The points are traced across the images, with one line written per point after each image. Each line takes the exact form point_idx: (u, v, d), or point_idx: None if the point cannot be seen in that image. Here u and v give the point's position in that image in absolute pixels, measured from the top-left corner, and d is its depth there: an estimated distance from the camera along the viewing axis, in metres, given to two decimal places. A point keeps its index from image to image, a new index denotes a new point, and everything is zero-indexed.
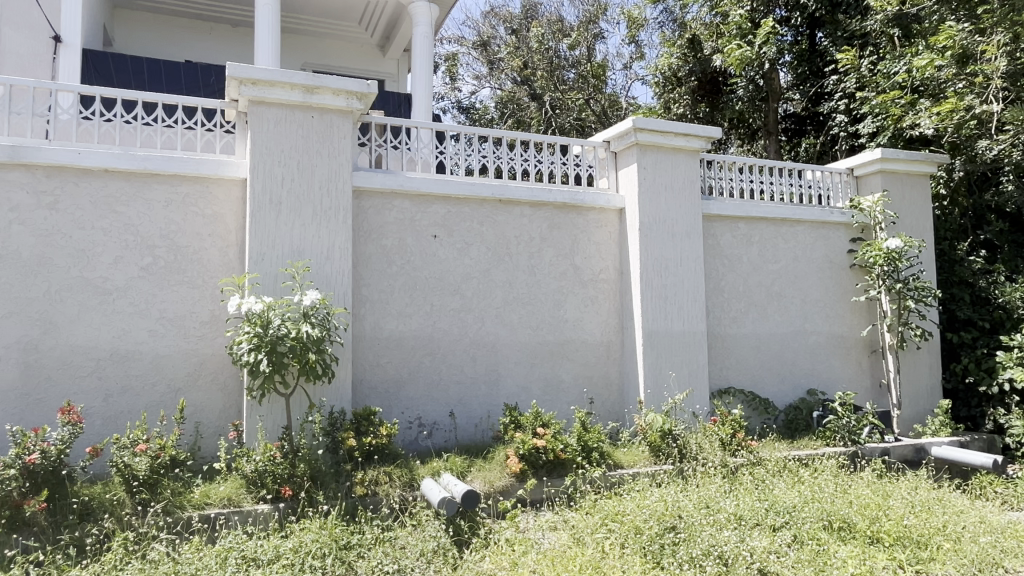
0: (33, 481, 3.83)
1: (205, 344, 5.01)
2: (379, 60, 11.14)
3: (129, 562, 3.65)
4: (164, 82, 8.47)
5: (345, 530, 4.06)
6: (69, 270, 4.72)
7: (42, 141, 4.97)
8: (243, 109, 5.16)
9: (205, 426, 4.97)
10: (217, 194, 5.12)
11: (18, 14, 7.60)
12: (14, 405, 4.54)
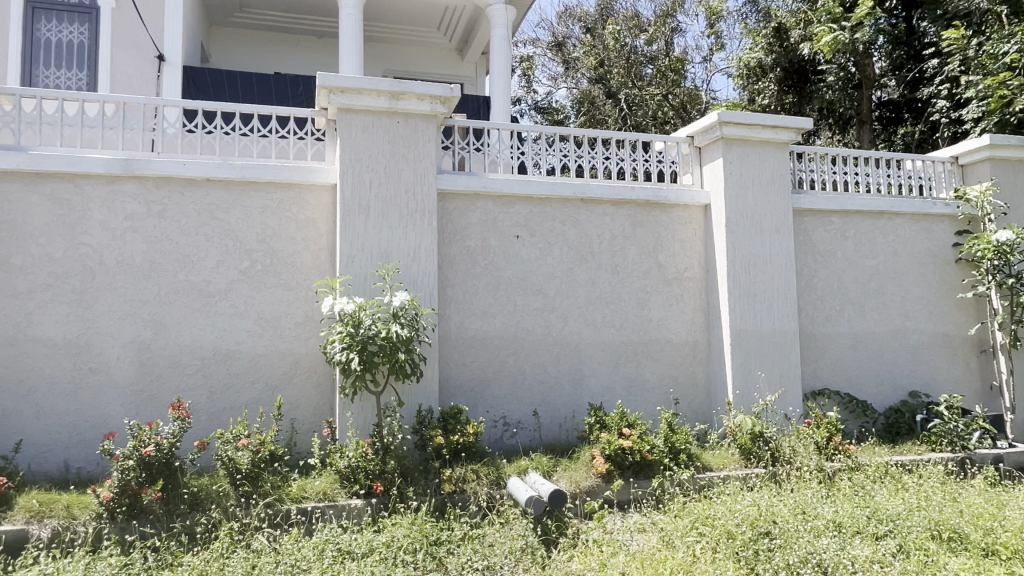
0: (149, 472, 4.07)
1: (300, 344, 5.22)
2: (458, 64, 11.30)
3: (235, 550, 3.87)
4: (256, 94, 8.92)
5: (435, 526, 4.14)
6: (177, 274, 5.02)
7: (151, 154, 5.31)
8: (333, 118, 5.35)
9: (301, 422, 5.18)
10: (310, 199, 5.32)
11: (127, 37, 8.16)
12: (130, 400, 4.88)
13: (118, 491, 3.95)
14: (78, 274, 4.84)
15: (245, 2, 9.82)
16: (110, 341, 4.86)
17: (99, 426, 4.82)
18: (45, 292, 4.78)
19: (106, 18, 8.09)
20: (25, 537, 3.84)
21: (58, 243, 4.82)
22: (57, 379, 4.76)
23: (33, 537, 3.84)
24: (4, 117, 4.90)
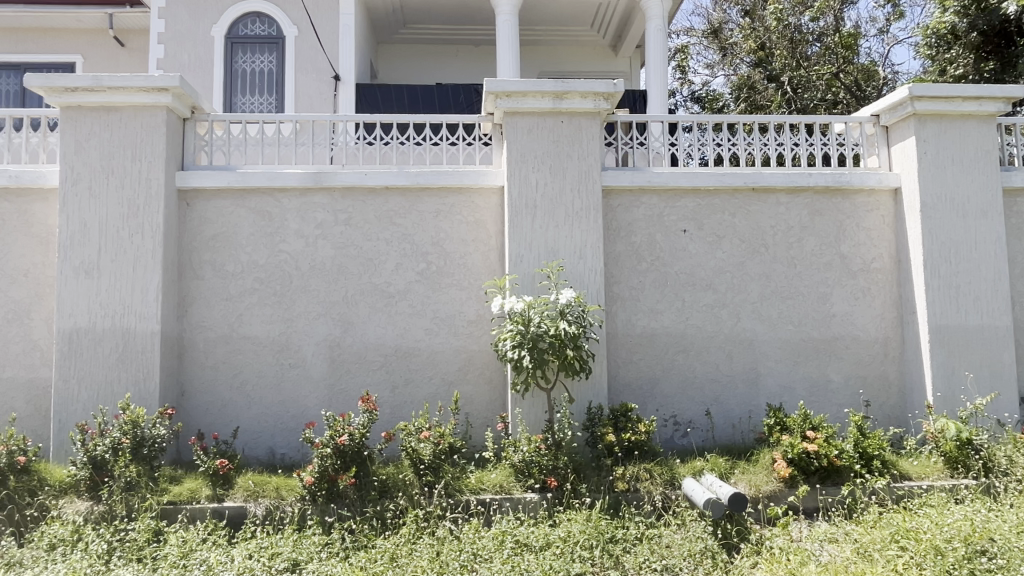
0: (343, 459, 4.39)
1: (473, 341, 5.42)
2: (612, 60, 11.20)
3: (421, 536, 4.10)
4: (421, 106, 9.22)
5: (610, 524, 4.12)
6: (362, 277, 5.40)
7: (337, 166, 5.75)
8: (499, 121, 5.50)
9: (475, 417, 5.38)
10: (479, 202, 5.51)
11: (309, 61, 8.92)
12: (325, 393, 5.32)
13: (318, 475, 4.32)
14: (279, 279, 5.36)
15: (408, 18, 10.37)
16: (306, 339, 5.33)
17: (300, 416, 5.30)
18: (252, 295, 5.34)
19: (290, 47, 8.93)
20: (245, 513, 4.33)
21: (262, 250, 5.36)
22: (264, 374, 5.30)
23: (251, 513, 4.32)
24: (215, 141, 5.51)
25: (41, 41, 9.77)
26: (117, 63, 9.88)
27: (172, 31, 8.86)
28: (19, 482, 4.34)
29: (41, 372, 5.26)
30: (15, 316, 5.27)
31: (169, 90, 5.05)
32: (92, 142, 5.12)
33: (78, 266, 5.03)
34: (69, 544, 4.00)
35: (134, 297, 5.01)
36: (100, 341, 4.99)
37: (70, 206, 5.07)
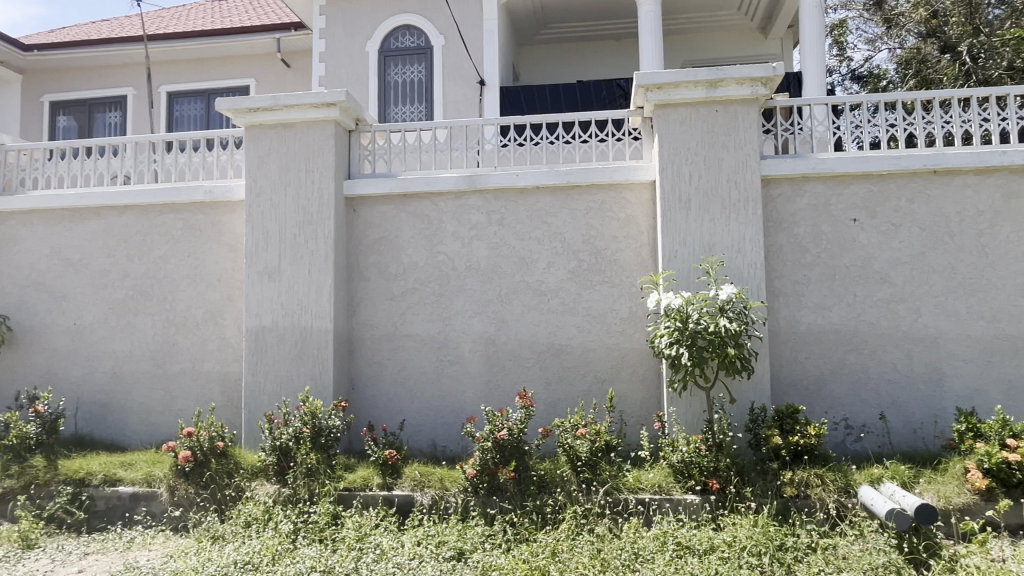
0: (503, 453, 4.50)
1: (626, 339, 5.36)
2: (762, 43, 10.65)
3: (580, 533, 4.12)
4: (563, 104, 9.27)
5: (779, 531, 3.92)
6: (515, 276, 5.51)
7: (489, 168, 5.90)
8: (650, 115, 5.40)
9: (630, 415, 5.33)
10: (630, 197, 5.44)
11: (456, 68, 9.24)
12: (482, 389, 5.49)
13: (479, 469, 4.46)
14: (437, 279, 5.59)
15: (549, 18, 10.44)
16: (464, 337, 5.53)
17: (458, 410, 5.50)
18: (413, 295, 5.61)
19: (438, 56, 9.30)
20: (412, 502, 4.56)
21: (421, 252, 5.62)
22: (425, 370, 5.56)
23: (418, 502, 4.54)
24: (377, 150, 5.85)
25: (222, 69, 10.83)
26: (285, 83, 10.75)
27: (332, 50, 9.48)
28: (219, 464, 4.84)
29: (232, 367, 5.84)
30: (210, 316, 5.90)
31: (336, 104, 5.42)
32: (272, 156, 5.61)
33: (262, 271, 5.53)
34: (262, 523, 4.42)
35: (310, 298, 5.43)
36: (281, 338, 5.45)
37: (255, 216, 5.59)
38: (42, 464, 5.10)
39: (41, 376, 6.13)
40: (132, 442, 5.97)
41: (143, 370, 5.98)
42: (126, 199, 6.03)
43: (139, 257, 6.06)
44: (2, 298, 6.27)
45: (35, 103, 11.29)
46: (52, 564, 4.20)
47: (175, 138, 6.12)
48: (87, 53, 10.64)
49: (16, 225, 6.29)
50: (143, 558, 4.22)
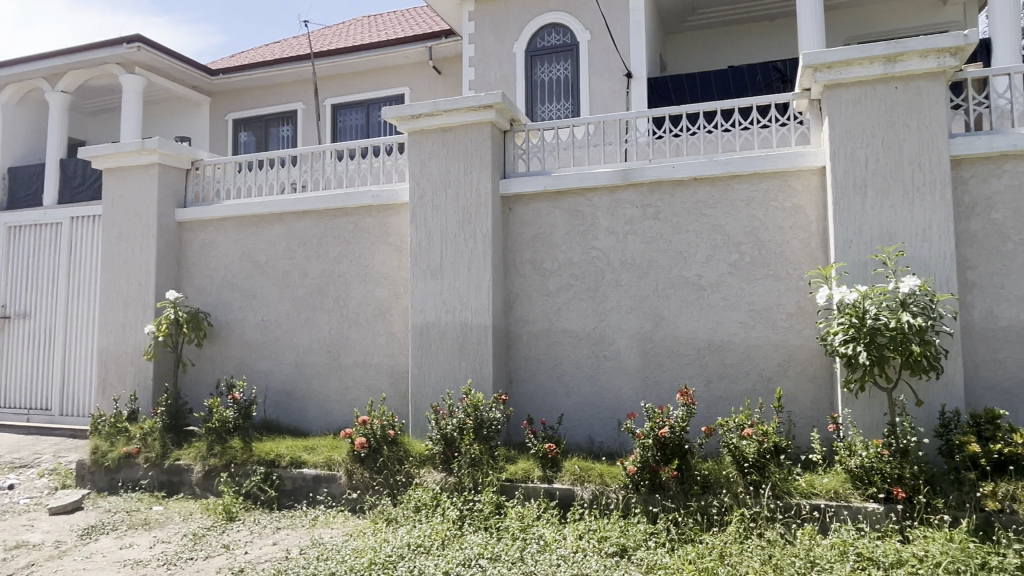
0: (664, 452, 4.41)
1: (793, 336, 5.08)
2: (941, 10, 9.64)
3: (749, 538, 3.97)
4: (715, 92, 8.93)
5: (981, 548, 3.55)
6: (672, 270, 5.39)
7: (644, 162, 5.79)
8: (818, 97, 5.07)
9: (799, 416, 5.05)
10: (797, 185, 5.14)
11: (603, 62, 9.17)
12: (639, 385, 5.43)
13: (640, 466, 4.41)
14: (592, 275, 5.59)
15: (699, 4, 10.08)
16: (620, 332, 5.49)
17: (616, 407, 5.48)
18: (568, 291, 5.65)
19: (584, 51, 9.28)
20: (573, 495, 4.60)
21: (576, 248, 5.65)
22: (581, 365, 5.58)
23: (579, 497, 4.56)
24: (531, 149, 5.95)
25: (380, 79, 11.48)
26: (437, 89, 11.19)
27: (481, 53, 9.73)
28: (391, 451, 5.14)
29: (399, 360, 6.19)
30: (379, 313, 6.29)
31: (493, 106, 5.57)
32: (433, 160, 5.87)
33: (425, 269, 5.81)
34: (431, 509, 4.65)
35: (469, 295, 5.63)
36: (444, 333, 5.70)
37: (418, 218, 5.88)
38: (239, 445, 5.65)
39: (236, 366, 6.84)
40: (312, 428, 6.50)
41: (320, 362, 6.49)
42: (304, 205, 6.57)
43: (316, 258, 6.58)
44: (203, 297, 7.05)
45: (223, 122, 12.60)
46: (250, 536, 4.67)
47: (345, 147, 6.58)
48: (264, 74, 11.70)
49: (213, 231, 7.05)
50: (327, 535, 4.58)
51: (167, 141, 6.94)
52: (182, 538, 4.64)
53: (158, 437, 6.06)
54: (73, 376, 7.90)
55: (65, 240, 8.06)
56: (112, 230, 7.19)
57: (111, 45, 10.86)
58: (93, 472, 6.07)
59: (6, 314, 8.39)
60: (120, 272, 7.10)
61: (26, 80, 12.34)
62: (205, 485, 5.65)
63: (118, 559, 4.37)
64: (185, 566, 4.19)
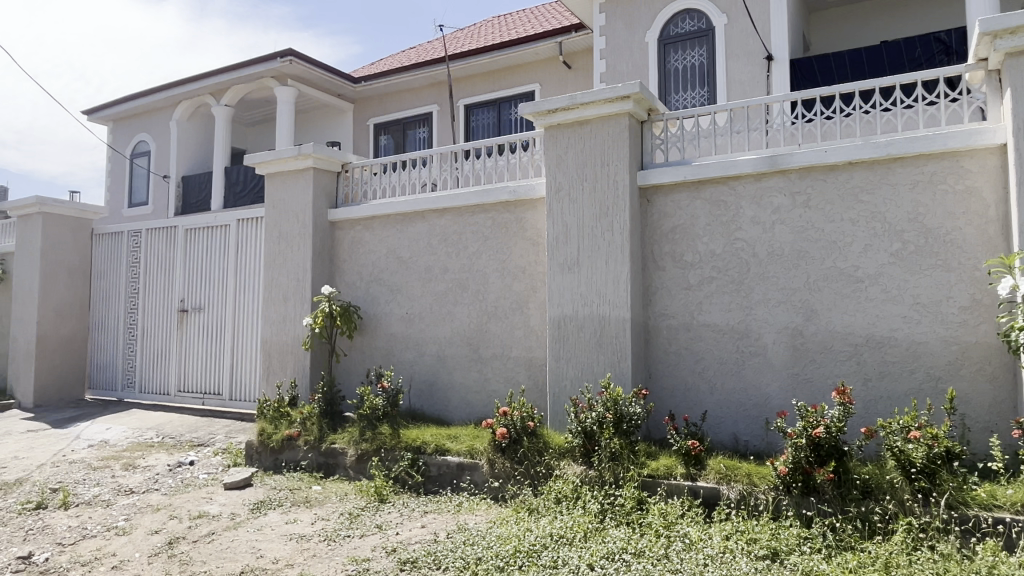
0: (818, 453, 4.16)
1: (967, 332, 4.63)
2: None
3: (918, 549, 3.68)
4: (867, 70, 8.30)
5: None
6: (825, 261, 5.08)
7: (793, 147, 5.47)
8: (998, 67, 4.58)
9: (975, 419, 4.61)
10: (970, 166, 4.67)
11: (742, 46, 8.77)
12: (788, 383, 5.17)
13: (792, 466, 4.19)
14: (736, 267, 5.38)
15: None
16: (767, 326, 5.24)
17: (762, 405, 5.25)
18: (710, 284, 5.47)
19: (721, 36, 8.92)
20: (718, 494, 4.44)
21: (719, 240, 5.45)
22: (725, 360, 5.39)
23: (725, 496, 4.40)
24: (670, 138, 5.80)
25: (510, 78, 11.63)
26: (567, 84, 11.16)
27: (613, 45, 9.60)
28: (531, 442, 5.22)
29: (537, 352, 6.26)
30: (517, 306, 6.40)
31: (630, 97, 5.49)
32: (569, 154, 5.88)
33: (562, 263, 5.84)
34: (572, 501, 4.67)
35: (607, 288, 5.58)
36: (581, 327, 5.70)
37: (555, 212, 5.91)
38: (388, 432, 5.96)
39: (383, 357, 7.21)
40: (454, 418, 6.73)
41: (461, 354, 6.70)
42: (444, 203, 6.80)
43: (456, 254, 6.79)
44: (353, 291, 7.49)
45: (365, 126, 13.30)
46: (400, 518, 4.91)
47: (483, 145, 6.74)
48: (402, 79, 12.20)
49: (361, 230, 7.47)
50: (472, 521, 4.72)
51: (320, 147, 7.43)
52: (339, 517, 4.96)
53: (315, 420, 6.56)
54: (241, 364, 8.66)
55: (233, 240, 8.84)
56: (273, 231, 7.81)
57: (267, 60, 11.81)
58: (260, 452, 6.62)
59: (185, 308, 9.34)
60: (280, 269, 7.70)
61: (198, 97, 13.66)
62: (358, 468, 6.00)
63: (285, 532, 4.74)
64: (343, 543, 4.48)
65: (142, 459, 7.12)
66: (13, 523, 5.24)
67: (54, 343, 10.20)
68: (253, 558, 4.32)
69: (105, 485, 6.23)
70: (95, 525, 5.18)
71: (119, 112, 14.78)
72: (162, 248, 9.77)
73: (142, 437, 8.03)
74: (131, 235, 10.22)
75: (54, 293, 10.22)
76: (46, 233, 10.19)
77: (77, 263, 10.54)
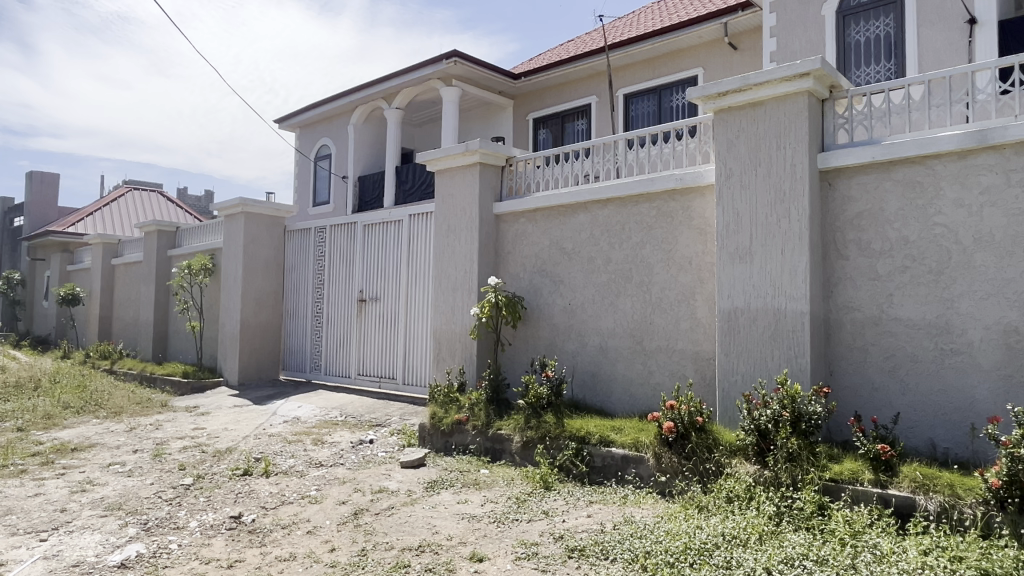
0: None
1: None
2: None
3: None
4: None
5: None
6: None
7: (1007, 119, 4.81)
8: None
9: None
10: None
11: (938, 10, 7.87)
12: (999, 385, 4.59)
13: (1007, 480, 3.70)
14: (935, 256, 4.85)
15: None
16: (973, 322, 4.68)
17: (966, 409, 4.70)
18: (903, 274, 4.99)
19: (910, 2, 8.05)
20: (914, 505, 4.03)
21: (914, 225, 4.95)
22: (921, 359, 4.89)
23: (922, 507, 3.99)
24: (855, 117, 5.34)
25: (672, 64, 11.27)
26: (733, 66, 10.61)
27: (784, 21, 8.97)
28: (699, 438, 5.05)
29: (704, 346, 6.05)
30: (683, 298, 6.21)
31: (811, 74, 5.11)
32: (741, 138, 5.61)
33: (733, 252, 5.59)
34: (744, 501, 4.46)
35: (782, 280, 5.26)
36: (754, 320, 5.42)
37: (726, 199, 5.67)
38: (553, 421, 6.05)
39: (547, 347, 7.32)
40: (617, 410, 6.68)
41: (624, 346, 6.64)
42: (607, 194, 6.75)
43: (619, 245, 6.72)
44: (517, 282, 7.67)
45: (525, 121, 13.52)
46: (566, 506, 4.95)
47: (647, 133, 6.60)
48: (562, 72, 12.24)
49: (525, 222, 7.61)
50: (638, 515, 4.66)
51: (486, 142, 7.66)
52: (507, 501, 5.11)
53: (483, 407, 6.80)
54: (413, 351, 9.18)
55: (405, 234, 9.37)
56: (442, 225, 8.18)
57: (434, 62, 12.35)
58: (431, 434, 6.97)
59: (363, 298, 10.06)
60: (449, 261, 8.05)
61: (372, 101, 14.60)
62: (523, 455, 6.14)
63: (457, 511, 4.97)
64: (512, 526, 4.60)
65: (329, 435, 7.77)
66: (226, 486, 5.93)
67: (254, 328, 11.40)
68: (429, 533, 4.56)
69: (299, 457, 6.87)
70: (291, 492, 5.73)
71: (304, 119, 16.17)
72: (343, 243, 10.58)
73: (328, 415, 8.77)
74: (317, 232, 11.16)
75: (254, 285, 11.41)
76: (247, 230, 11.39)
77: (272, 257, 11.69)
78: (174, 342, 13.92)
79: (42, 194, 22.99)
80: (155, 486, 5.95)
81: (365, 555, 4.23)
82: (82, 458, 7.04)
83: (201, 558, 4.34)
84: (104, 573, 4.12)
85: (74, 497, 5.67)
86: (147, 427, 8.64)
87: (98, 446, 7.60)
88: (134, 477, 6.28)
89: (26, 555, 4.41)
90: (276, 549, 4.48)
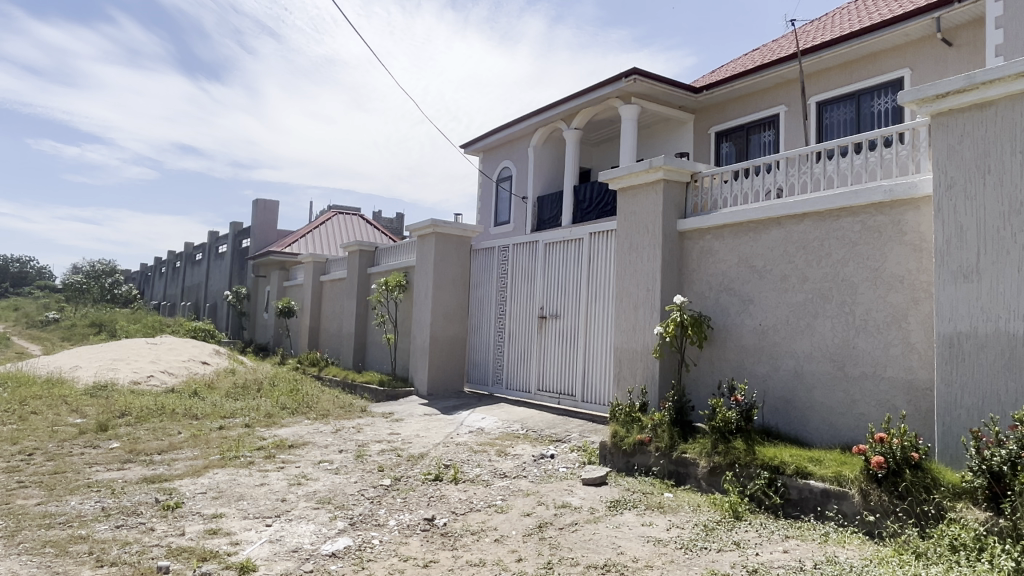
0: None
1: None
2: None
3: None
4: None
5: None
6: None
7: None
8: None
9: None
10: None
11: None
12: None
13: None
14: None
15: None
16: None
17: None
18: None
19: None
20: None
21: None
22: None
23: None
24: None
25: (873, 66, 10.36)
26: (946, 64, 9.52)
27: (1012, 8, 7.89)
28: (915, 476, 4.54)
29: (921, 374, 5.45)
30: (893, 320, 5.67)
31: None
32: (965, 143, 5.02)
33: (957, 270, 4.99)
34: (973, 552, 3.90)
35: (1018, 302, 4.61)
36: (983, 346, 4.78)
37: (946, 212, 5.09)
38: (743, 447, 5.76)
39: (735, 369, 7.02)
40: (815, 440, 6.22)
41: (823, 371, 6.17)
42: (804, 208, 6.36)
43: (817, 262, 6.29)
44: (703, 302, 7.45)
45: (707, 135, 13.14)
46: (760, 538, 4.68)
47: (849, 142, 6.10)
48: (747, 83, 11.73)
49: (712, 239, 7.38)
50: (843, 555, 4.29)
51: (671, 158, 7.52)
52: (694, 527, 4.93)
53: (666, 429, 6.63)
54: (592, 368, 9.20)
55: (586, 252, 9.46)
56: (625, 242, 8.14)
57: (614, 81, 12.38)
58: (613, 453, 6.90)
59: (544, 315, 10.29)
60: (631, 278, 7.99)
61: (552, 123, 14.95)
62: (710, 481, 5.89)
63: (642, 533, 4.89)
64: (701, 554, 4.43)
65: (511, 447, 8.01)
66: (419, 489, 6.31)
67: (442, 342, 12.06)
68: (615, 553, 4.52)
69: (484, 466, 7.15)
70: (479, 500, 5.97)
71: (488, 143, 16.94)
72: (524, 261, 10.90)
73: (510, 427, 9.06)
74: (500, 250, 11.61)
75: (443, 301, 12.10)
76: (438, 250, 12.10)
77: (458, 274, 12.33)
78: (371, 352, 15.15)
79: (266, 218, 26.14)
80: (358, 485, 6.48)
81: (552, 567, 4.29)
82: (298, 454, 7.87)
83: (400, 555, 4.64)
84: (319, 561, 4.55)
85: (293, 489, 6.33)
86: (349, 430, 9.45)
87: (310, 444, 8.45)
88: (341, 475, 6.90)
89: (256, 538, 4.99)
90: (467, 553, 4.69)
